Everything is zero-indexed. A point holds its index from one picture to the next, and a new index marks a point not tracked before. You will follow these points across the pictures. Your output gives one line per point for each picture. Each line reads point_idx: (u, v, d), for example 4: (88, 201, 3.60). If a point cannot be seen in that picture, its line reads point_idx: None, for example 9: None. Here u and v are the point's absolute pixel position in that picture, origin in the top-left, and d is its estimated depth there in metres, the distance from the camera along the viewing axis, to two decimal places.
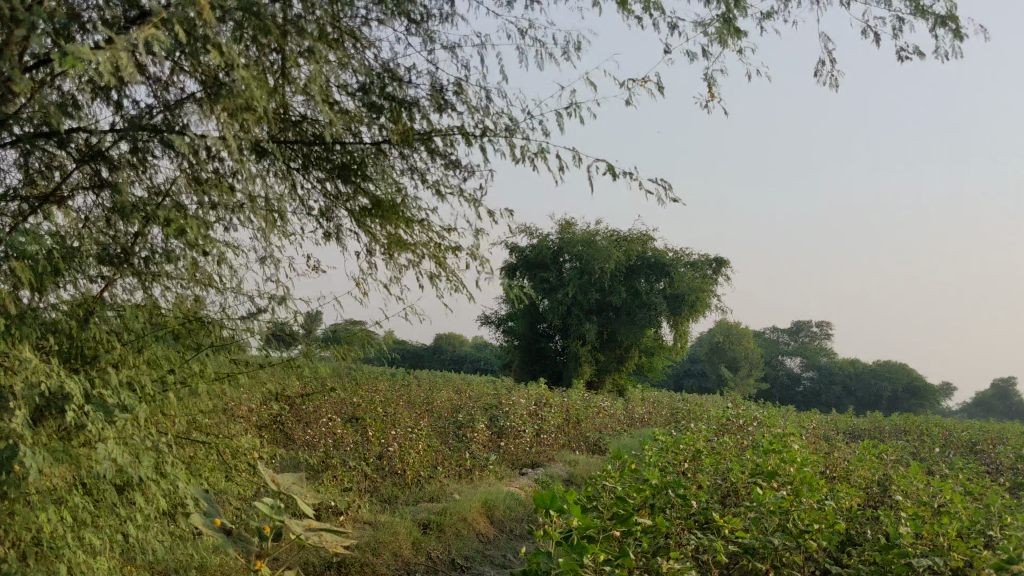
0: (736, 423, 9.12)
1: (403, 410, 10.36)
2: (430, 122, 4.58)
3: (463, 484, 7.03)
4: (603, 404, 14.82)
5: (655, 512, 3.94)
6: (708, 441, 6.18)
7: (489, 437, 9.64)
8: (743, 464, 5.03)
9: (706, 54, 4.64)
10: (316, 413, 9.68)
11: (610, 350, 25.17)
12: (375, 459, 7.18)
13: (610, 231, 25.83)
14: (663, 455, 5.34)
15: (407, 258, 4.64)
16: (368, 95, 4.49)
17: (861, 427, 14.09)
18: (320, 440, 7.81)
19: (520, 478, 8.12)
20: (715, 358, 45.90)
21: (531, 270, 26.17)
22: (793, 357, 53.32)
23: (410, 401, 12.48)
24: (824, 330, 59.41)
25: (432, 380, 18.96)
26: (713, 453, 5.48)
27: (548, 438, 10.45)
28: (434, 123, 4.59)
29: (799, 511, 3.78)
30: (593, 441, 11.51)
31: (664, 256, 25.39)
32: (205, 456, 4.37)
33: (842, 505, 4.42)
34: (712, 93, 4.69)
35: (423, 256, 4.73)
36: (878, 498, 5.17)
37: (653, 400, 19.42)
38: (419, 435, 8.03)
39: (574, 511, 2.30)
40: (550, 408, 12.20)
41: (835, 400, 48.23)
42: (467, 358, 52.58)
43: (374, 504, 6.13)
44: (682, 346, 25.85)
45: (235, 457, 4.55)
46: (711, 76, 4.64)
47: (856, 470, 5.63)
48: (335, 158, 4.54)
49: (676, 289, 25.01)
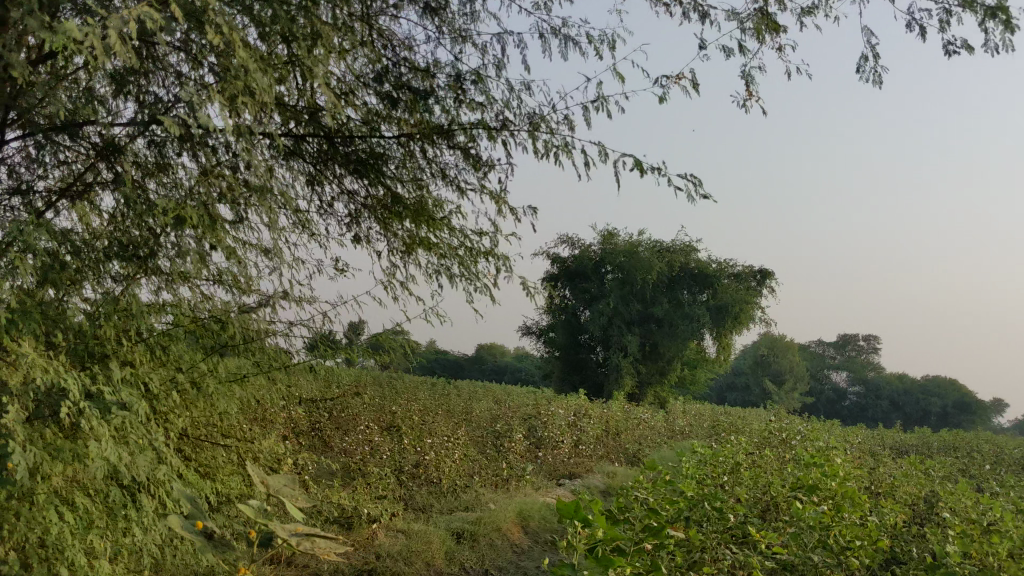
0: (779, 436, 8.96)
1: (441, 419, 10.34)
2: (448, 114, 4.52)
3: (499, 494, 6.96)
4: (644, 416, 14.68)
5: (690, 526, 3.84)
6: (749, 454, 6.05)
7: (527, 447, 9.57)
8: (783, 478, 4.90)
9: (743, 50, 4.51)
10: (353, 421, 9.68)
11: (652, 361, 24.96)
12: (411, 467, 7.14)
13: (652, 242, 25.67)
14: (701, 467, 5.22)
15: (428, 258, 4.63)
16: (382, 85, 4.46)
17: (910, 443, 13.80)
18: (357, 448, 7.80)
19: (557, 489, 8.03)
20: (759, 371, 45.39)
21: (572, 281, 26.06)
22: (839, 371, 52.54)
23: (450, 411, 12.47)
24: (871, 344, 58.47)
25: (473, 390, 18.93)
26: (751, 465, 5.35)
27: (588, 449, 10.35)
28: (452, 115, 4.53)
29: (841, 528, 3.66)
30: (633, 453, 11.38)
31: (707, 267, 25.16)
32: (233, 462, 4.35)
33: (886, 521, 4.28)
34: (749, 91, 4.57)
35: (444, 253, 4.67)
36: (925, 516, 5.01)
37: (696, 413, 19.19)
38: (456, 444, 7.99)
39: (600, 523, 2.21)
40: (590, 419, 12.10)
41: (883, 415, 47.40)
42: (509, 369, 52.58)
43: (409, 513, 6.09)
44: (726, 358, 25.56)
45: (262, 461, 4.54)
46: (748, 74, 4.52)
47: (901, 485, 5.47)
48: (352, 152, 4.43)
49: (719, 300, 24.75)
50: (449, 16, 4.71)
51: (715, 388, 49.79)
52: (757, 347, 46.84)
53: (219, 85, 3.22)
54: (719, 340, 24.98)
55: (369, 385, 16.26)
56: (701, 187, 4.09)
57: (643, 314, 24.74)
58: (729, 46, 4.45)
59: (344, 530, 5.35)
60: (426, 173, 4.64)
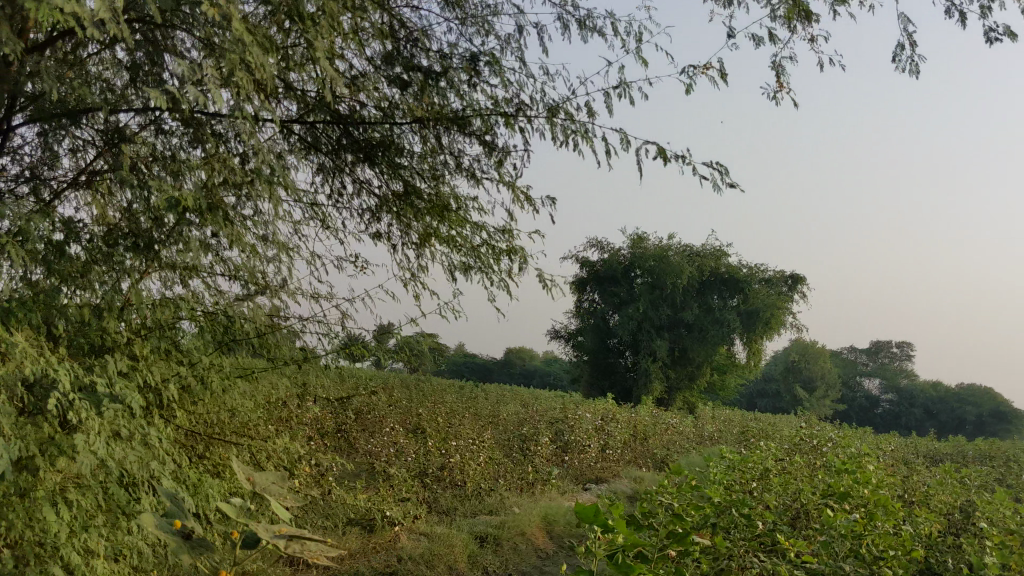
0: (810, 443, 8.81)
1: (467, 422, 10.29)
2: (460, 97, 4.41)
3: (524, 498, 6.89)
4: (673, 422, 14.55)
5: (717, 533, 3.74)
6: (778, 460, 5.93)
7: (554, 451, 9.49)
8: (814, 485, 4.78)
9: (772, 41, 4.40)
10: (379, 423, 9.66)
11: (682, 367, 24.77)
12: (435, 470, 7.09)
13: (681, 246, 25.52)
14: (729, 473, 5.12)
15: (441, 249, 4.53)
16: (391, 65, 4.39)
17: (944, 451, 13.55)
18: (382, 450, 7.77)
19: (583, 494, 7.95)
20: (790, 377, 44.97)
21: (601, 285, 25.96)
22: (872, 378, 51.91)
23: (477, 414, 12.42)
24: (904, 352, 57.75)
25: (500, 394, 18.87)
26: (781, 471, 5.24)
27: (615, 454, 10.25)
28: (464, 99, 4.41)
29: (874, 537, 3.55)
30: (661, 459, 11.27)
31: (738, 271, 24.96)
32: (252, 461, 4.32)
33: (921, 530, 4.16)
34: (780, 83, 4.45)
35: (455, 243, 4.56)
36: (961, 526, 4.87)
37: (726, 419, 18.99)
38: (481, 447, 7.93)
39: (621, 527, 2.12)
40: (618, 424, 12.00)
41: (917, 423, 46.75)
42: (538, 373, 52.48)
43: (432, 516, 6.04)
44: (756, 364, 25.31)
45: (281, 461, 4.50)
46: (779, 65, 4.41)
47: (936, 495, 5.33)
48: (360, 138, 4.34)
49: (750, 305, 24.51)
50: (469, 6, 4.64)
51: (745, 394, 49.39)
52: (788, 354, 46.41)
53: (232, 74, 3.18)
54: (749, 345, 24.74)
55: (398, 388, 16.27)
56: (724, 173, 3.92)
57: (672, 318, 24.57)
58: (758, 34, 4.34)
59: (366, 532, 5.30)
60: (445, 167, 4.57)
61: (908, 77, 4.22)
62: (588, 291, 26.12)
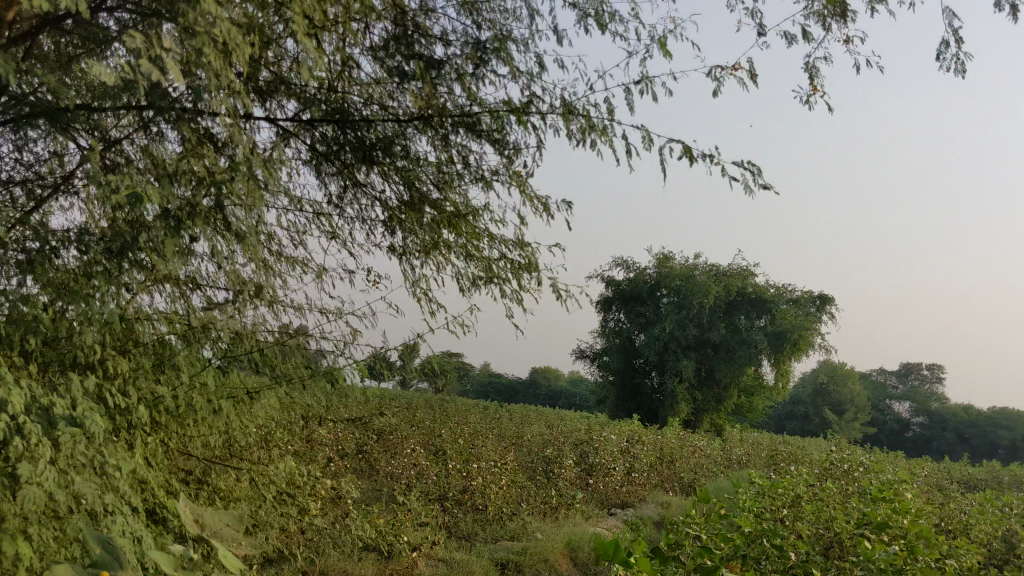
0: (841, 468, 8.61)
1: (490, 443, 10.15)
2: (471, 97, 4.10)
3: (548, 523, 6.72)
4: (699, 444, 14.34)
5: (748, 566, 3.58)
6: (809, 486, 5.75)
7: (578, 474, 9.33)
8: (848, 513, 4.60)
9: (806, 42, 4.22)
10: (401, 444, 9.54)
11: (709, 388, 24.47)
12: (456, 493, 6.96)
13: (708, 265, 25.33)
14: (759, 499, 4.95)
15: (448, 259, 4.29)
16: (391, 58, 4.07)
17: (979, 477, 13.24)
18: (402, 471, 7.67)
19: (608, 519, 7.77)
20: (818, 400, 44.41)
21: (626, 304, 25.79)
22: (902, 401, 51.16)
23: (500, 434, 12.29)
24: (935, 374, 56.94)
25: (524, 415, 18.70)
26: (815, 498, 5.06)
27: (640, 477, 10.06)
28: (475, 98, 4.10)
29: (915, 572, 3.37)
30: (688, 482, 11.06)
31: (765, 292, 24.70)
32: (262, 488, 4.19)
33: (963, 564, 3.97)
34: (814, 85, 4.25)
35: (465, 252, 4.32)
36: (1002, 557, 4.67)
37: (754, 442, 18.71)
38: (503, 470, 7.78)
39: (646, 565, 1.97)
40: (643, 445, 11.82)
41: (949, 447, 46.00)
42: (563, 394, 52.24)
43: (452, 541, 5.90)
44: (785, 386, 24.99)
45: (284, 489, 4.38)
46: (813, 67, 4.22)
47: (975, 524, 5.13)
48: (363, 138, 4.06)
49: (778, 326, 24.21)
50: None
51: (773, 416, 48.84)
52: (817, 376, 45.86)
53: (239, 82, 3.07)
54: (777, 367, 24.42)
55: (421, 408, 16.16)
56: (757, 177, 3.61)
57: (699, 339, 24.32)
58: (791, 34, 4.15)
59: (383, 559, 5.18)
60: (457, 172, 4.31)
61: (956, 74, 4.06)
62: (614, 311, 25.91)
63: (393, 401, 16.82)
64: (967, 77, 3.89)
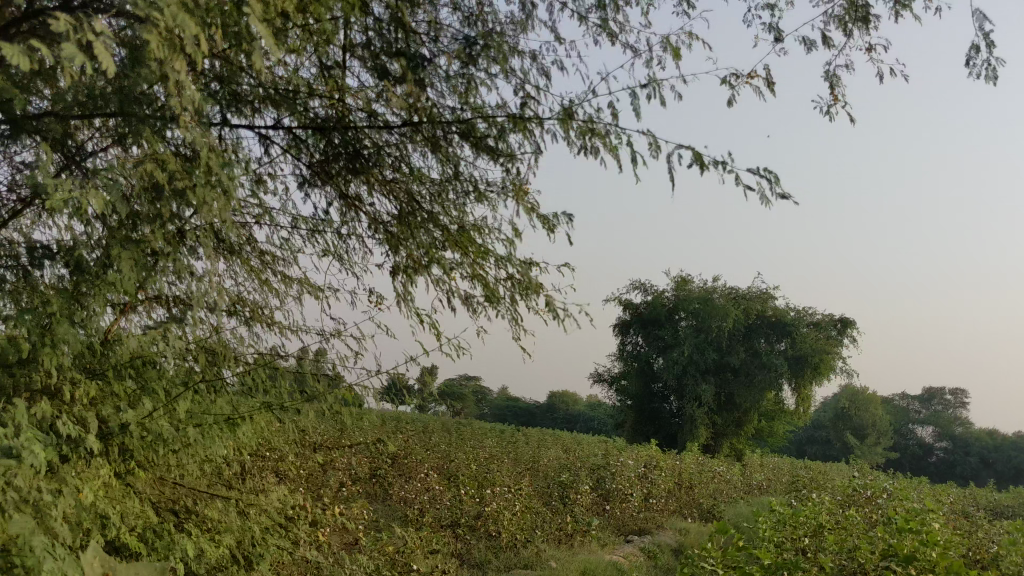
0: (865, 495, 8.39)
1: (505, 468, 9.99)
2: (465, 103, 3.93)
3: (562, 551, 6.56)
4: (720, 469, 14.12)
5: None
6: (832, 513, 5.56)
7: (594, 500, 9.15)
8: (872, 544, 4.43)
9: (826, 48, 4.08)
10: (415, 468, 9.41)
11: (728, 413, 24.19)
12: (469, 520, 6.82)
13: (728, 288, 25.14)
14: (779, 528, 4.79)
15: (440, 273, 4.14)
16: (374, 55, 3.72)
17: (1008, 505, 12.93)
18: (415, 497, 7.54)
19: (625, 547, 7.60)
20: (839, 424, 43.91)
21: (644, 327, 25.61)
22: (925, 426, 50.51)
23: (517, 459, 12.13)
24: (957, 399, 56.23)
25: (542, 438, 18.49)
26: (838, 527, 4.89)
27: (658, 504, 9.86)
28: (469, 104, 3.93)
29: None
30: (707, 509, 10.86)
31: (786, 315, 24.45)
32: (249, 517, 4.13)
33: None
34: (836, 94, 4.11)
35: (459, 265, 4.18)
36: None
37: (775, 467, 18.42)
38: (518, 496, 7.62)
39: None
40: (662, 470, 11.62)
41: (973, 472, 45.34)
42: (582, 417, 51.94)
43: (463, 569, 5.76)
44: (806, 410, 24.66)
45: (277, 516, 4.31)
46: (834, 74, 4.08)
47: (1006, 556, 4.94)
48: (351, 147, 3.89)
49: (799, 350, 23.92)
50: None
51: (794, 441, 48.32)
52: (838, 400, 45.37)
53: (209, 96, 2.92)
54: (798, 391, 24.12)
55: (437, 432, 16.03)
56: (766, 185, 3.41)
57: (718, 362, 24.07)
58: (811, 38, 4.03)
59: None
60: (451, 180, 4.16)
61: (988, 80, 3.90)
62: (632, 334, 25.72)
63: (410, 425, 16.70)
64: (1000, 82, 3.82)
